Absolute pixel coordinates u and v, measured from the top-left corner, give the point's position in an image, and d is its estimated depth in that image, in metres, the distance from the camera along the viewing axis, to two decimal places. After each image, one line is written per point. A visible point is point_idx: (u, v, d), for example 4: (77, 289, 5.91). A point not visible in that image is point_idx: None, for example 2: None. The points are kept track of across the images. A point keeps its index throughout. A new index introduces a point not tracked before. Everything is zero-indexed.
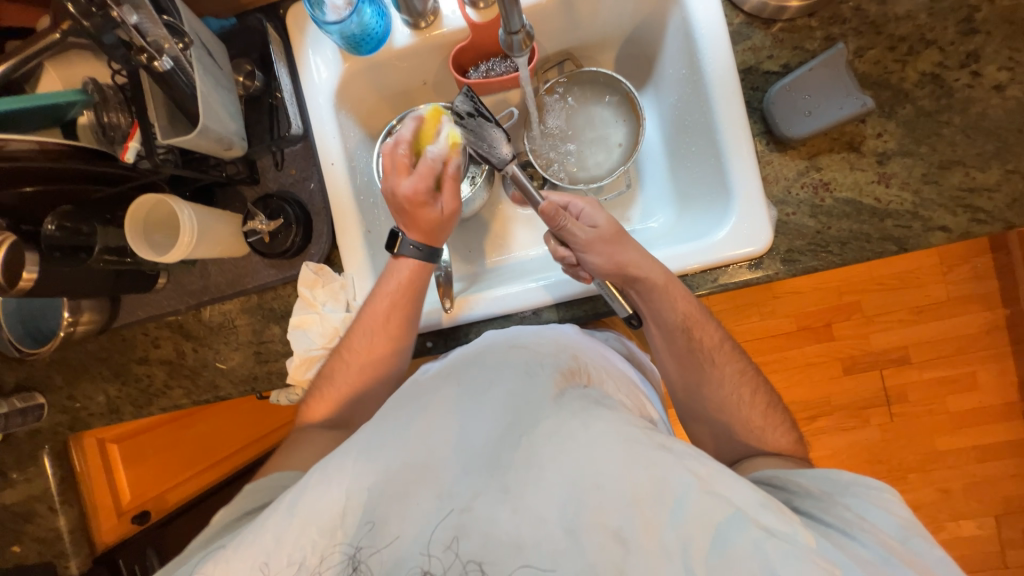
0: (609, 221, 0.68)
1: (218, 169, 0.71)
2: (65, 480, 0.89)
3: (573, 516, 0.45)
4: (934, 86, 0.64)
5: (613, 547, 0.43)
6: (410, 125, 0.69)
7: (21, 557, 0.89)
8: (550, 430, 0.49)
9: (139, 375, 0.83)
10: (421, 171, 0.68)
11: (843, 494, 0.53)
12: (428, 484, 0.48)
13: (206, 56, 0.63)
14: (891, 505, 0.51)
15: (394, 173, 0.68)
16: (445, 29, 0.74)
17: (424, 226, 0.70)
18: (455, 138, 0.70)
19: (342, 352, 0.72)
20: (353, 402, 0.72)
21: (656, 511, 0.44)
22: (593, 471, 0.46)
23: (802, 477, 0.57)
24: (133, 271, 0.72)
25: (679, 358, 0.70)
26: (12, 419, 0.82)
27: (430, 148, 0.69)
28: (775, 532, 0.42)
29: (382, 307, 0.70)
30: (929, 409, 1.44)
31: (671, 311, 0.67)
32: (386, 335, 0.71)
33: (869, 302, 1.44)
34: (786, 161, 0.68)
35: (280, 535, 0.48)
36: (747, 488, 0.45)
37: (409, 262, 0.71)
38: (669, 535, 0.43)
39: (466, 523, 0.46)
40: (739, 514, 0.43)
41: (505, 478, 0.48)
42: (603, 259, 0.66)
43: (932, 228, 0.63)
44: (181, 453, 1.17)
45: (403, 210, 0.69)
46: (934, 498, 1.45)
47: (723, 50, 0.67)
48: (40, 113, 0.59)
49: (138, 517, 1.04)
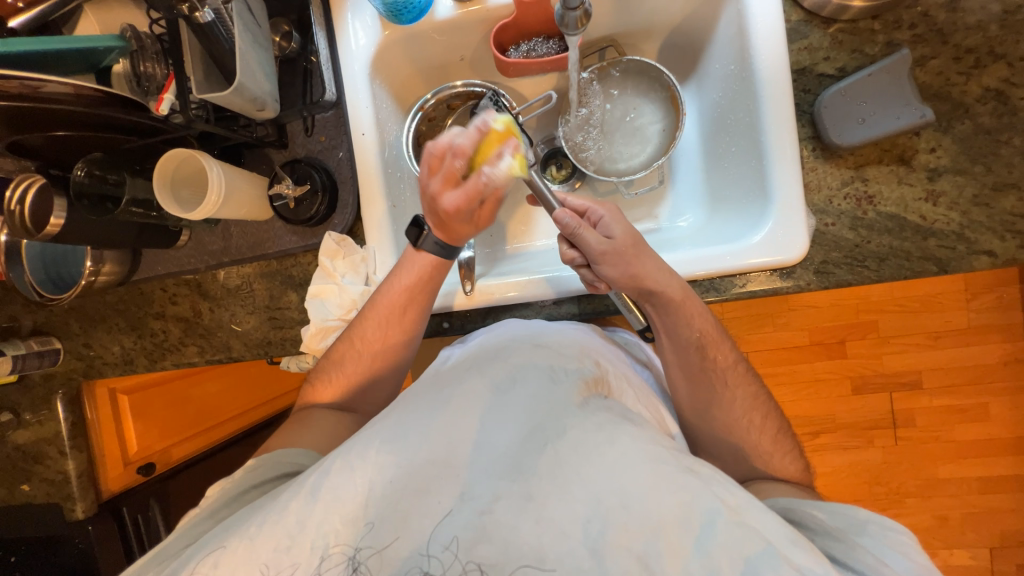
0: (626, 233, 0.65)
1: (248, 130, 0.70)
2: (76, 426, 0.91)
3: (596, 533, 0.44)
4: (997, 103, 0.61)
5: (637, 572, 0.43)
6: (472, 135, 0.61)
7: (30, 496, 0.91)
8: (575, 441, 0.49)
9: (154, 329, 0.83)
10: (469, 188, 0.63)
11: (859, 533, 0.52)
12: (450, 484, 0.48)
13: (246, 11, 0.61)
14: (907, 548, 0.51)
15: (438, 178, 0.63)
16: (489, 3, 0.72)
17: (453, 231, 0.68)
18: (520, 170, 0.61)
19: (353, 340, 0.71)
20: (359, 388, 0.72)
21: (682, 537, 0.43)
22: (621, 489, 0.46)
23: (817, 509, 0.55)
24: (156, 225, 0.72)
25: (690, 375, 0.67)
26: (29, 361, 0.83)
27: (487, 167, 0.61)
28: (806, 572, 0.41)
29: (398, 298, 0.70)
30: (936, 436, 1.42)
31: (687, 328, 0.66)
32: (400, 326, 0.71)
33: (889, 322, 1.41)
34: (831, 169, 0.65)
35: (301, 519, 0.48)
36: (777, 522, 0.44)
37: (429, 254, 0.69)
38: (694, 564, 0.42)
39: (488, 527, 0.46)
40: (769, 548, 0.42)
41: (529, 485, 0.47)
42: (616, 271, 0.63)
43: (977, 252, 0.61)
44: (189, 412, 1.18)
45: (435, 213, 0.66)
46: (930, 525, 1.44)
47: (778, 48, 0.64)
48: (77, 57, 0.58)
49: (144, 468, 1.05)
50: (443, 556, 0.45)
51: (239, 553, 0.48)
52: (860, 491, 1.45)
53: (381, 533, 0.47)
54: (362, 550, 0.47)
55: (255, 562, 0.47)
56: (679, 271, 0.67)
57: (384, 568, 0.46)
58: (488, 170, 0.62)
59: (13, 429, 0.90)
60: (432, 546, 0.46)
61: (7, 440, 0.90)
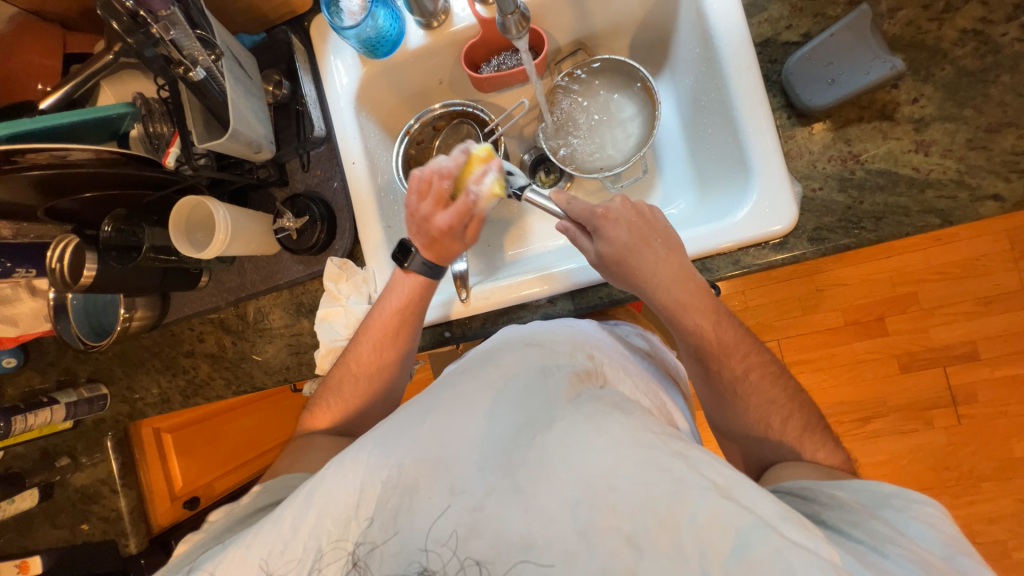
0: (612, 250, 0.65)
1: (251, 173, 0.77)
2: (126, 465, 0.98)
3: (585, 517, 0.43)
4: (977, 43, 0.59)
5: (626, 552, 0.42)
6: (456, 159, 0.70)
7: (89, 535, 0.98)
8: (562, 431, 0.47)
9: (186, 367, 0.89)
10: (457, 207, 0.70)
11: (882, 507, 0.49)
12: (442, 478, 0.48)
13: (237, 67, 0.68)
14: (934, 520, 0.47)
15: (430, 199, 0.70)
16: (456, 27, 0.76)
17: (442, 251, 0.72)
18: (498, 190, 0.69)
19: (350, 362, 0.74)
20: (360, 410, 0.74)
21: (671, 514, 0.42)
22: (607, 473, 0.44)
23: (838, 489, 0.52)
24: (178, 269, 0.79)
25: (706, 378, 0.67)
26: (80, 407, 0.91)
27: (471, 183, 0.69)
28: (798, 543, 0.41)
29: (390, 319, 0.72)
30: (1003, 410, 1.30)
31: (698, 336, 0.65)
32: (392, 347, 0.73)
33: (927, 292, 1.32)
34: (810, 135, 0.64)
35: (296, 523, 0.50)
36: (768, 500, 0.44)
37: (418, 278, 0.73)
38: (685, 538, 0.41)
39: (478, 521, 0.45)
40: (761, 522, 0.41)
41: (518, 476, 0.46)
42: (609, 277, 0.67)
43: (982, 197, 0.58)
44: (225, 447, 1.26)
45: (422, 230, 0.71)
46: (1014, 510, 1.29)
47: (736, 27, 0.65)
48: (96, 126, 0.66)
49: (188, 502, 1.14)
50: (441, 551, 0.45)
51: (236, 559, 0.49)
52: (927, 478, 1.33)
53: (378, 528, 0.48)
54: (361, 547, 0.48)
55: (254, 561, 0.49)
56: (683, 256, 0.65)
57: (382, 566, 0.46)
58: (473, 188, 0.70)
59: (71, 472, 0.98)
60: (430, 540, 0.46)
61: (67, 483, 0.98)
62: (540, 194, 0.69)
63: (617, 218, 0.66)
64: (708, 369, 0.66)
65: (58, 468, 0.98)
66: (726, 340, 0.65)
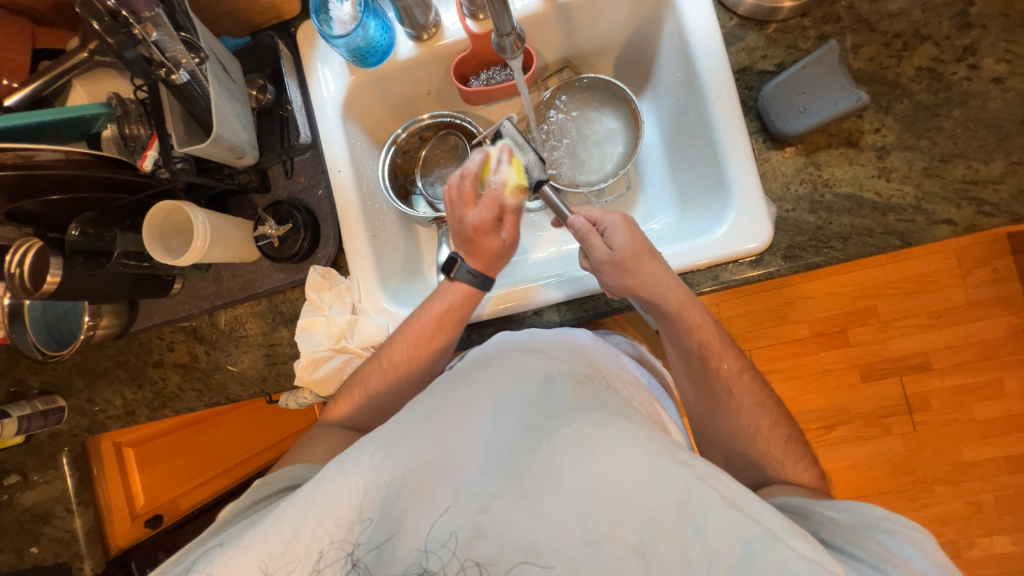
0: (629, 243, 0.66)
1: (231, 178, 0.74)
2: (82, 482, 0.92)
3: (591, 525, 0.43)
4: (931, 80, 0.64)
5: (633, 562, 0.42)
6: (473, 159, 0.72)
7: (38, 558, 0.90)
8: (568, 436, 0.48)
9: (153, 377, 0.85)
10: (486, 203, 0.71)
11: (872, 529, 0.51)
12: (445, 484, 0.47)
13: (221, 71, 0.66)
14: (925, 545, 0.49)
15: (461, 204, 0.72)
16: (446, 40, 0.77)
17: (486, 256, 0.72)
18: (517, 177, 0.71)
19: (379, 360, 0.72)
20: (376, 411, 0.72)
21: (677, 523, 0.43)
22: (613, 481, 0.45)
23: (830, 509, 0.54)
24: (149, 275, 0.75)
25: (695, 381, 0.69)
26: (34, 421, 0.84)
27: (493, 178, 0.71)
28: (805, 554, 0.41)
29: (428, 324, 0.71)
30: (955, 418, 1.39)
31: (687, 337, 0.67)
32: (426, 351, 0.71)
33: (886, 306, 1.40)
34: (784, 158, 0.68)
35: (297, 524, 0.48)
36: (772, 513, 0.44)
37: (462, 286, 0.72)
38: (692, 546, 0.42)
39: (483, 525, 0.45)
40: (768, 533, 0.42)
41: (525, 482, 0.46)
42: (614, 280, 0.66)
43: (937, 222, 0.63)
44: (197, 457, 1.20)
45: (466, 238, 0.72)
46: (964, 512, 1.37)
47: (717, 55, 0.69)
48: (67, 126, 0.63)
49: (150, 521, 1.07)
50: (441, 553, 0.45)
51: (233, 560, 0.47)
52: (886, 483, 1.40)
53: (380, 529, 0.47)
54: (362, 548, 0.47)
55: (254, 561, 0.47)
56: (671, 265, 0.68)
57: (385, 568, 0.45)
58: (495, 180, 0.71)
59: (21, 491, 0.91)
60: (431, 542, 0.45)
61: (15, 503, 0.91)
62: (557, 194, 0.70)
63: (632, 224, 0.68)
64: (710, 374, 0.68)
65: (6, 486, 0.91)
66: (711, 351, 0.67)
